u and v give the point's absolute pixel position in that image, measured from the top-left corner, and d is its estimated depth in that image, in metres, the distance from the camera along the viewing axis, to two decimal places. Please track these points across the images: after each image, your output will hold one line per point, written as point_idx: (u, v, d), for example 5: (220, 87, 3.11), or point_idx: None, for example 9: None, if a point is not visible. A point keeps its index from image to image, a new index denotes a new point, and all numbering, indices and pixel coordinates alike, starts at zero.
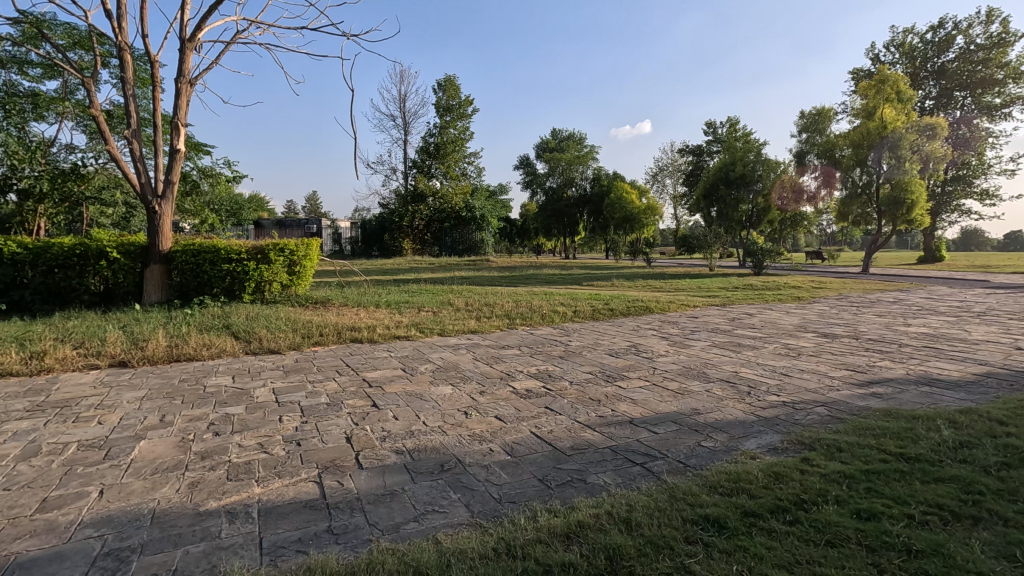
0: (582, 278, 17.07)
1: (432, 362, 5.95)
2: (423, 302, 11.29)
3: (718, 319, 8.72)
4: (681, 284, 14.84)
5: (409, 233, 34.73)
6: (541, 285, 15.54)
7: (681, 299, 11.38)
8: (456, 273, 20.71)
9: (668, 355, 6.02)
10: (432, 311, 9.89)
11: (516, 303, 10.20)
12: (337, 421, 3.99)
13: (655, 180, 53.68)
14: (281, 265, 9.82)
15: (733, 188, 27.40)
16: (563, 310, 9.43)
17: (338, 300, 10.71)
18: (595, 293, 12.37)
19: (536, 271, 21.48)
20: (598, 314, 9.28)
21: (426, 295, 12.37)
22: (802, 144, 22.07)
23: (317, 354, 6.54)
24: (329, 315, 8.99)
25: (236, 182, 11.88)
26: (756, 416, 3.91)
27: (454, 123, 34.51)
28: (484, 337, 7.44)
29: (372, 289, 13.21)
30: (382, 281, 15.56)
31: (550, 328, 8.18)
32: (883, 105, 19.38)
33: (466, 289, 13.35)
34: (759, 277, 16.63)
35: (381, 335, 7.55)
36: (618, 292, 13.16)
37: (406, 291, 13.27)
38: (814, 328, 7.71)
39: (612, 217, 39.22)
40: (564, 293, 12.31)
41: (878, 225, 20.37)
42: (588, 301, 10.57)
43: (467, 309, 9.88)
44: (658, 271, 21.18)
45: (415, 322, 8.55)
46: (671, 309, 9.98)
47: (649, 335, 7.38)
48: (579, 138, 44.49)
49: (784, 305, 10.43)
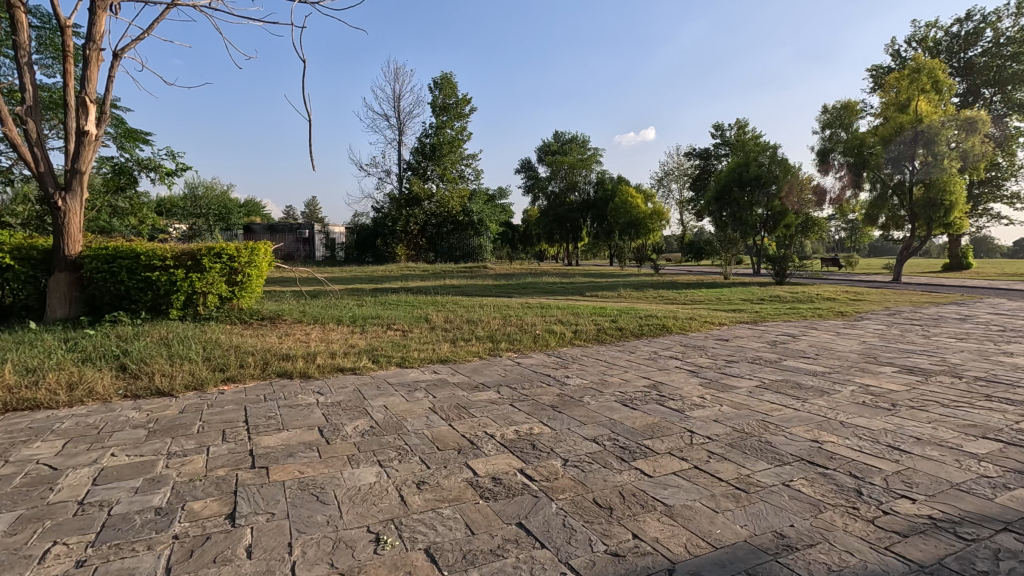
0: (584, 287, 15.34)
1: (368, 416, 4.16)
2: (396, 318, 9.51)
3: (755, 343, 6.92)
4: (696, 294, 13.12)
5: (403, 238, 32.94)
6: (537, 295, 13.83)
7: (702, 314, 9.60)
8: (447, 282, 18.98)
9: (705, 406, 4.22)
10: (401, 332, 8.11)
11: (505, 321, 8.46)
12: (136, 563, 2.20)
13: (661, 184, 51.97)
14: (219, 273, 8.07)
15: (747, 190, 25.66)
16: (560, 330, 7.65)
17: (293, 316, 8.96)
18: (600, 307, 10.62)
19: (535, 279, 19.73)
20: (604, 335, 7.50)
21: (403, 309, 10.60)
22: (824, 141, 20.20)
23: (220, 396, 4.79)
24: (269, 337, 7.22)
25: (179, 174, 10.15)
26: (903, 561, 2.12)
27: (451, 123, 32.94)
28: (455, 371, 5.66)
29: (342, 302, 11.44)
30: (359, 291, 13.79)
31: (543, 356, 6.39)
32: (918, 96, 17.36)
33: (450, 301, 11.61)
34: (784, 287, 14.83)
35: (321, 366, 5.79)
36: (627, 304, 11.39)
37: (381, 304, 11.52)
38: (887, 358, 5.91)
39: (617, 221, 37.79)
40: (563, 306, 10.56)
41: (910, 230, 18.57)
42: (591, 317, 8.80)
43: (445, 328, 8.09)
44: (668, 279, 19.39)
45: (374, 347, 6.77)
46: (693, 328, 8.20)
47: (672, 369, 5.59)
48: (582, 141, 42.87)
49: (829, 323, 8.63)
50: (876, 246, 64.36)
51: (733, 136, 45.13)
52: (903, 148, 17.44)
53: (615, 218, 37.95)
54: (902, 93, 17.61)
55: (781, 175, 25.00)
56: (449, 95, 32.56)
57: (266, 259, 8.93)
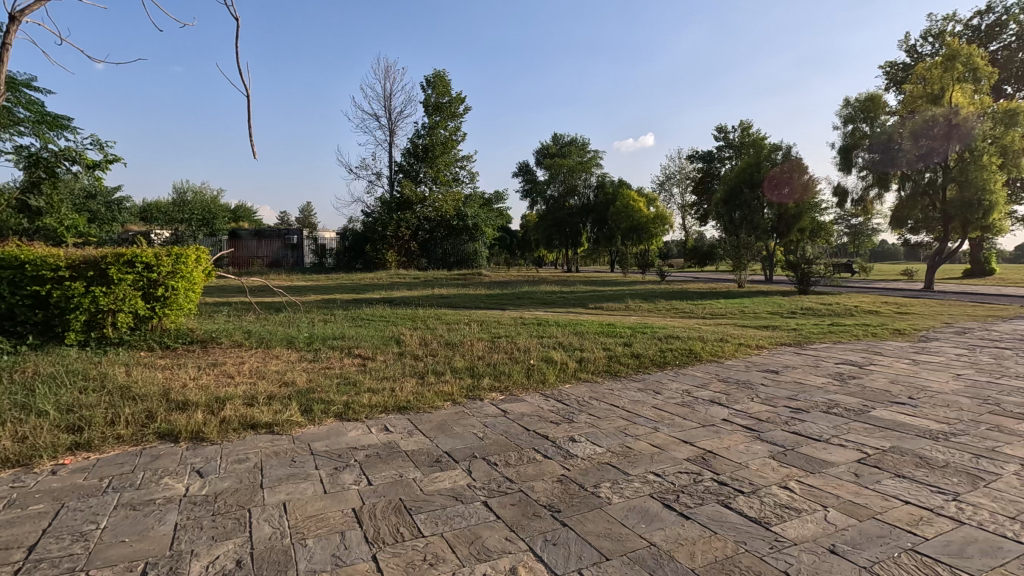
0: (587, 298, 13.72)
1: (246, 533, 2.51)
2: (363, 339, 7.86)
3: (816, 379, 5.27)
4: (714, 307, 11.49)
5: (394, 244, 31.18)
6: (534, 308, 12.15)
7: (732, 334, 7.94)
8: (437, 291, 17.31)
9: (800, 512, 2.58)
10: (362, 359, 6.44)
11: (493, 344, 6.81)
12: None
13: (662, 188, 50.41)
14: (132, 288, 6.42)
15: (759, 191, 24.09)
16: (561, 358, 5.99)
17: (232, 339, 7.26)
18: (607, 323, 8.97)
19: (533, 287, 18.10)
20: (618, 366, 5.83)
21: (373, 327, 8.96)
22: (846, 137, 18.57)
23: (42, 484, 3.11)
24: (185, 372, 5.55)
25: (107, 167, 8.57)
26: None
27: (445, 123, 31.37)
28: (414, 430, 4.00)
29: (305, 317, 9.77)
30: (332, 304, 12.11)
31: (538, 400, 4.73)
32: (952, 86, 15.89)
33: (432, 316, 10.00)
34: (813, 297, 13.19)
35: (227, 420, 4.10)
36: (638, 320, 9.73)
37: (352, 320, 9.85)
38: (1015, 406, 4.27)
39: (618, 226, 36.42)
40: (564, 323, 8.91)
41: (944, 234, 16.96)
42: (600, 339, 7.15)
43: (417, 355, 6.43)
44: (680, 288, 17.68)
45: (315, 385, 5.09)
46: (728, 354, 6.55)
47: (720, 425, 3.94)
48: (582, 143, 41.28)
49: (892, 346, 6.97)
50: (881, 252, 62.19)
51: (737, 138, 43.71)
52: (936, 144, 15.86)
53: (616, 222, 36.44)
54: (934, 84, 16.17)
55: (796, 176, 23.44)
56: (442, 93, 31.08)
57: (199, 269, 7.23)
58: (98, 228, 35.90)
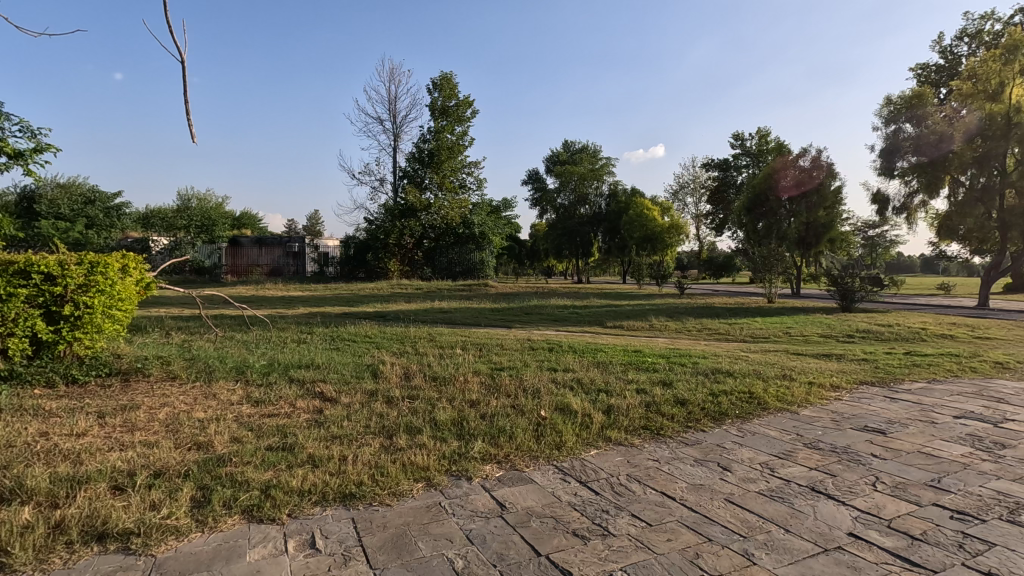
0: (604, 314, 12.15)
1: None
2: (335, 369, 6.38)
3: (950, 448, 3.69)
4: (754, 329, 9.88)
5: (397, 252, 29.89)
6: (544, 326, 10.60)
7: (791, 366, 6.36)
8: (437, 304, 15.85)
9: None
10: (322, 402, 4.95)
11: (493, 381, 5.31)
12: None
13: (676, 197, 48.83)
14: (28, 306, 4.99)
15: (786, 198, 22.40)
16: (582, 405, 4.47)
17: (166, 370, 5.79)
18: (635, 350, 7.40)
19: (543, 301, 16.62)
20: (658, 419, 4.30)
21: (352, 352, 7.50)
22: (887, 138, 16.83)
23: None
24: (68, 424, 4.07)
25: (37, 156, 7.24)
26: None
27: (451, 127, 30.05)
28: (355, 552, 2.48)
29: (275, 341, 8.30)
30: (315, 320, 10.66)
31: (551, 484, 3.20)
32: (1014, 82, 14.34)
33: (425, 338, 8.51)
34: (863, 316, 11.55)
35: (61, 526, 2.60)
36: (668, 345, 8.16)
37: (330, 342, 8.36)
38: None
39: (630, 236, 35.21)
40: (582, 349, 7.37)
41: (1002, 246, 15.23)
42: (630, 374, 5.59)
43: (393, 398, 4.93)
44: (705, 302, 16.12)
45: (233, 450, 3.59)
46: (800, 399, 4.97)
47: (854, 554, 2.39)
48: (594, 150, 39.77)
49: (1011, 388, 5.35)
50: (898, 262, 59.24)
51: (755, 145, 42.22)
52: (995, 146, 14.20)
53: (628, 232, 35.21)
54: (992, 78, 14.57)
55: (826, 183, 21.75)
56: (449, 96, 29.81)
57: (128, 281, 5.77)
58: (96, 235, 34.97)
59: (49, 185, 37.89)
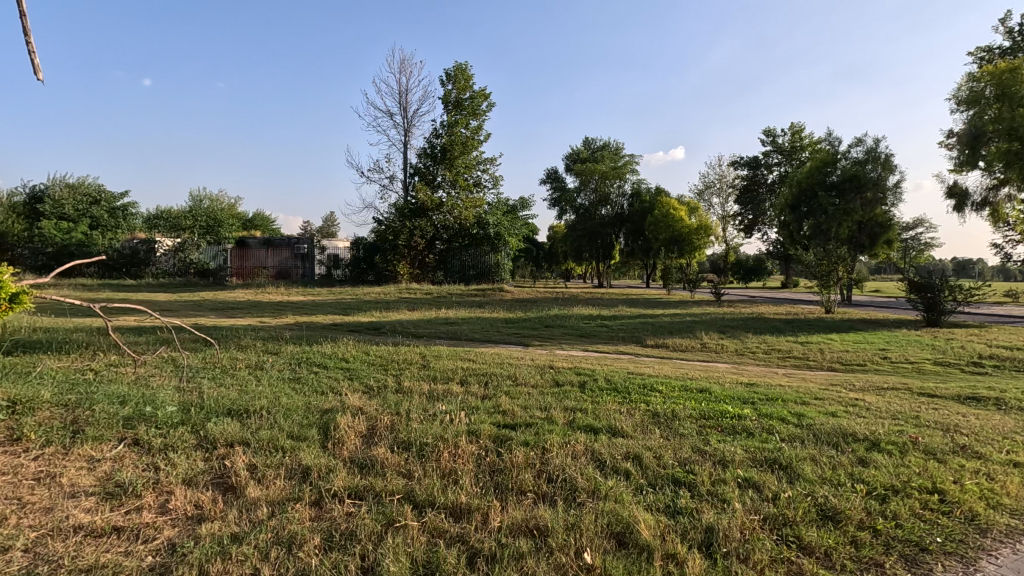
0: (639, 329, 10.09)
1: None
2: (276, 419, 4.44)
3: None
4: (838, 353, 7.72)
5: (406, 254, 28.09)
6: (568, 345, 8.60)
7: (949, 422, 4.22)
8: (444, 312, 13.91)
9: None
10: (213, 498, 2.99)
11: (498, 459, 3.31)
12: None
13: (702, 197, 46.44)
14: None
15: (840, 194, 19.75)
16: (656, 531, 2.43)
17: (17, 427, 3.90)
18: (700, 389, 5.33)
19: (565, 309, 14.63)
20: (809, 569, 2.23)
21: (313, 388, 5.56)
22: (971, 122, 14.36)
23: None
24: None
25: None
26: None
27: (466, 121, 28.15)
28: None
29: (222, 370, 6.41)
30: (288, 337, 8.73)
31: None
32: None
33: (418, 366, 6.55)
34: (964, 333, 9.31)
35: None
36: (739, 378, 6.09)
37: (294, 370, 6.46)
38: None
39: (656, 238, 33.40)
40: (626, 387, 5.32)
41: None
42: (714, 445, 3.54)
43: (330, 496, 2.95)
44: (752, 312, 13.97)
45: None
46: (1023, 501, 2.88)
47: None
48: (617, 147, 37.30)
49: None
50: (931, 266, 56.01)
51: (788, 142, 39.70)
52: None
53: (654, 234, 33.44)
54: None
55: (882, 178, 19.23)
56: (462, 89, 27.95)
57: None
58: (99, 235, 33.70)
59: (55, 185, 36.90)
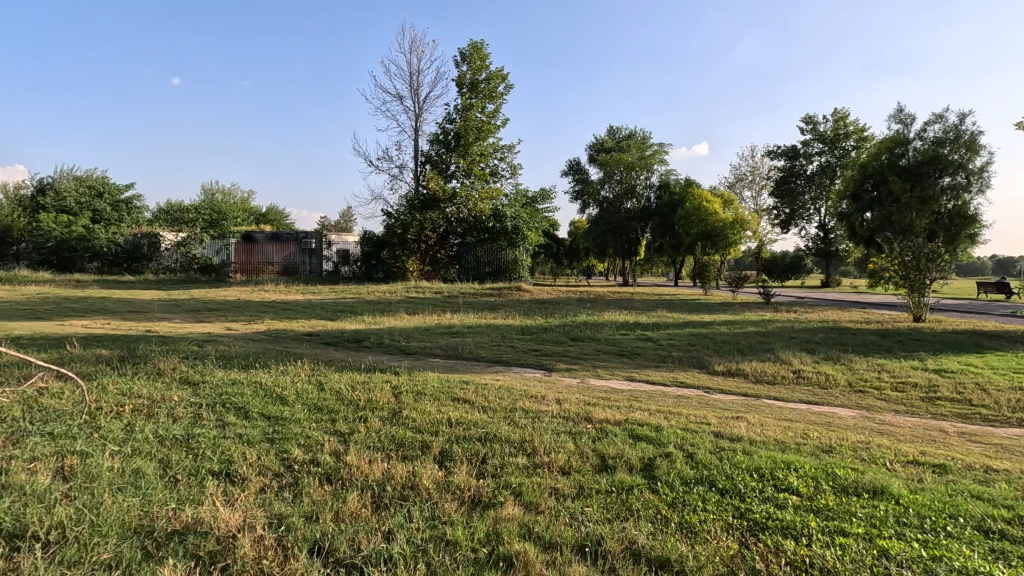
0: (697, 347, 7.63)
1: None
2: (45, 570, 2.18)
3: None
4: (1011, 393, 5.15)
5: (416, 250, 25.98)
6: (606, 372, 6.18)
7: None
8: (449, 318, 11.56)
9: None
10: None
11: None
12: None
13: (734, 190, 43.50)
14: None
15: (917, 181, 16.97)
16: None
17: None
18: (868, 487, 2.90)
19: (595, 314, 12.18)
20: None
21: (188, 471, 3.27)
22: None
23: None
24: None
25: None
26: None
27: (482, 105, 25.75)
28: None
29: (83, 421, 4.15)
30: (228, 357, 6.46)
31: None
32: None
33: (381, 416, 4.21)
34: None
35: None
36: (907, 450, 3.64)
37: (191, 421, 4.18)
38: None
39: (687, 232, 30.73)
40: (732, 483, 2.92)
41: None
42: None
43: None
44: (826, 320, 11.38)
45: None
46: None
47: None
48: (644, 135, 34.56)
49: None
50: (968, 263, 51.84)
51: (831, 129, 36.61)
52: None
53: (684, 228, 30.75)
54: None
55: (966, 160, 16.42)
56: (479, 69, 25.64)
57: None
58: (101, 229, 32.12)
59: (61, 177, 35.59)
